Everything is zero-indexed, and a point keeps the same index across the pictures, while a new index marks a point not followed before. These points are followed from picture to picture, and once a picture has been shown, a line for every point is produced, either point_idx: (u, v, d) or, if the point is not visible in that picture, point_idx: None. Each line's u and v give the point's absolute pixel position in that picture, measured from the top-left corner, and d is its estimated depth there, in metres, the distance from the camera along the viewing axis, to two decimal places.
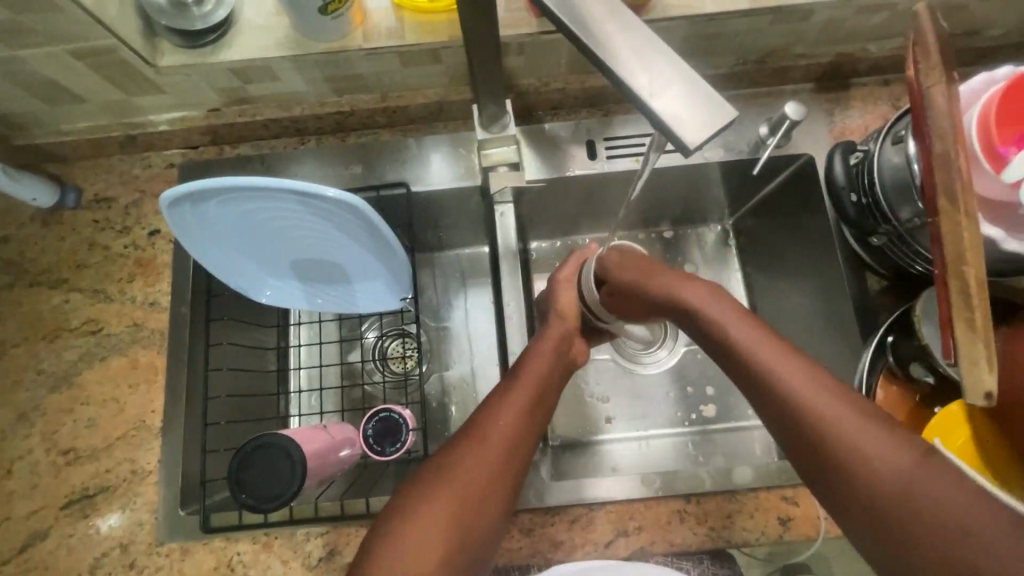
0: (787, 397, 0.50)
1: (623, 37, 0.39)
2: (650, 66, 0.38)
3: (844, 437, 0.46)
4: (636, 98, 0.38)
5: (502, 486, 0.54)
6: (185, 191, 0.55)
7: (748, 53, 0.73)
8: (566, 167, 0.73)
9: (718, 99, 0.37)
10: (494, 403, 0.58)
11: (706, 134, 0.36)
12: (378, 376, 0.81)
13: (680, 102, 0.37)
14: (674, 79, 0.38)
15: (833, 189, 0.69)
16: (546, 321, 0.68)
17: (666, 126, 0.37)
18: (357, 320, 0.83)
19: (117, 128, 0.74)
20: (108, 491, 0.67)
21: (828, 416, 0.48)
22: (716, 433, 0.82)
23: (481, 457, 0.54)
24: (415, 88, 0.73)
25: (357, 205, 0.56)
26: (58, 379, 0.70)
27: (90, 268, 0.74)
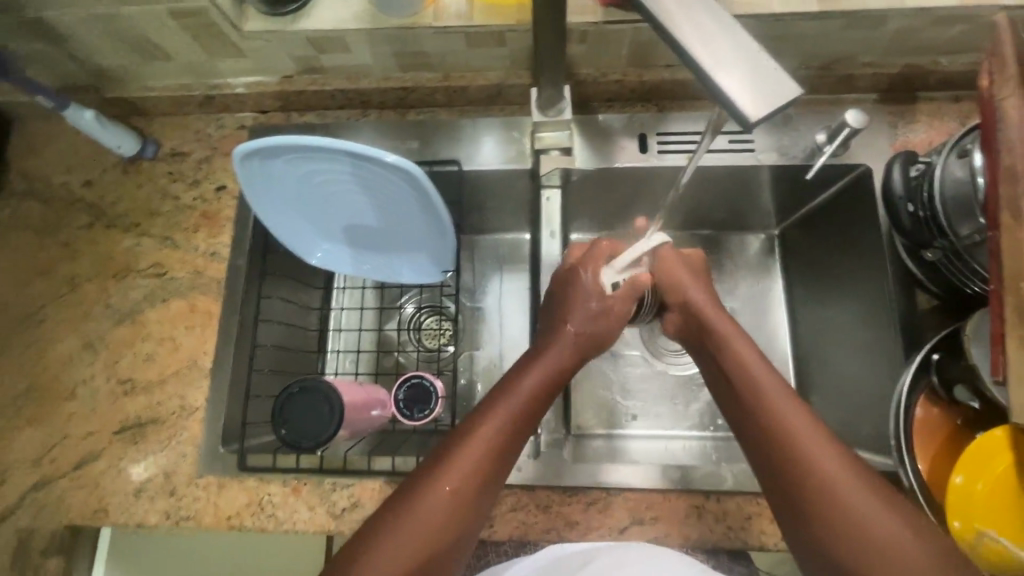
0: (782, 432, 0.52)
1: (686, 15, 0.40)
2: (717, 45, 0.39)
3: (825, 482, 0.49)
4: (701, 74, 0.39)
5: (494, 482, 0.54)
6: (259, 146, 0.60)
7: (814, 57, 0.72)
8: (621, 158, 0.74)
9: (779, 77, 0.38)
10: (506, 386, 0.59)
11: (770, 109, 0.37)
12: (411, 347, 0.85)
13: (747, 78, 0.38)
14: (739, 58, 0.38)
15: (888, 199, 0.66)
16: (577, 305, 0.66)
17: (728, 100, 0.37)
18: (398, 292, 0.86)
19: (196, 87, 0.79)
20: (157, 422, 0.72)
21: (820, 459, 0.50)
22: (739, 441, 0.81)
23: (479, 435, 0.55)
24: (477, 70, 0.75)
25: (412, 172, 0.60)
26: (123, 314, 0.76)
27: (161, 215, 0.79)
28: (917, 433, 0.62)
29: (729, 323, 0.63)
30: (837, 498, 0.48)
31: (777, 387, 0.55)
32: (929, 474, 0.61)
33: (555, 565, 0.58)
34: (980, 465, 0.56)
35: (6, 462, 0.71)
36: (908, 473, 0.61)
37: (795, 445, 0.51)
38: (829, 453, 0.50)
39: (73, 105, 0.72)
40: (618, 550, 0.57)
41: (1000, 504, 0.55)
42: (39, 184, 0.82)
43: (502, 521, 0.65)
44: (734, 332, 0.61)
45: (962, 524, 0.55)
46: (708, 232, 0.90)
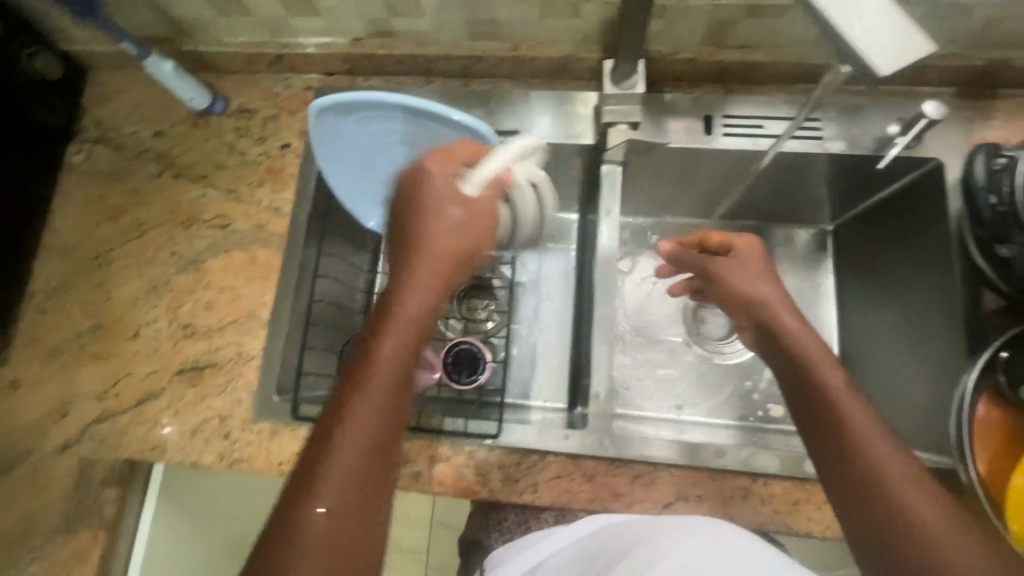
0: (841, 431, 0.53)
1: None
2: (854, 11, 0.42)
3: (883, 481, 0.49)
4: (836, 30, 0.42)
5: (389, 442, 0.50)
6: (334, 102, 0.62)
7: None
8: (685, 138, 0.74)
9: (912, 34, 0.41)
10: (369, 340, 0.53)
11: (904, 64, 0.41)
12: (453, 321, 0.85)
13: (882, 33, 0.41)
14: (874, 13, 0.42)
15: (968, 189, 0.66)
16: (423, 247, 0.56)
17: (864, 55, 0.41)
18: None
19: (268, 45, 0.80)
20: (215, 367, 0.74)
21: (880, 459, 0.50)
22: (774, 433, 0.83)
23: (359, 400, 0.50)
24: (546, 42, 0.75)
25: (479, 130, 0.61)
26: (187, 262, 0.78)
27: (227, 169, 0.81)
28: (979, 433, 0.61)
29: (799, 321, 0.62)
30: (891, 496, 0.49)
31: (844, 389, 0.55)
32: (990, 473, 0.60)
33: (596, 538, 0.60)
34: None
35: (74, 393, 0.75)
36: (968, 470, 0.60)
37: (850, 432, 0.52)
38: (890, 455, 0.51)
39: (154, 54, 0.74)
40: (646, 521, 0.58)
41: None
42: (111, 132, 0.84)
43: (547, 487, 0.66)
44: (809, 333, 0.60)
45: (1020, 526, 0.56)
46: (753, 223, 0.91)
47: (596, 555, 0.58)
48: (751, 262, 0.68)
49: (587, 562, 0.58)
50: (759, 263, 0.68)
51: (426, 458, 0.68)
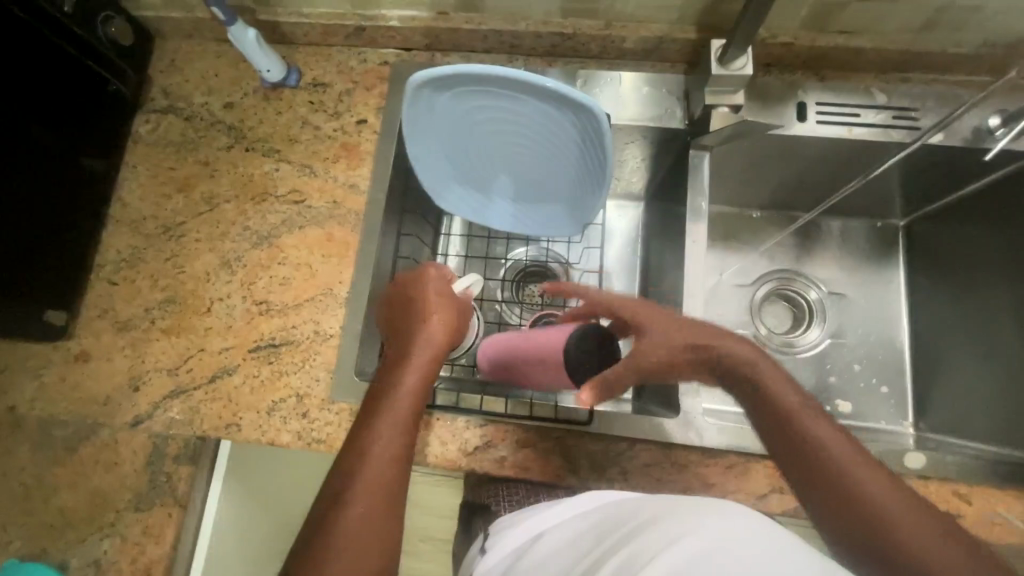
0: (830, 468, 0.52)
1: None
2: None
3: (873, 510, 0.50)
4: None
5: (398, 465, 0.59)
6: (426, 77, 0.61)
7: (998, 35, 0.69)
8: (781, 125, 0.73)
9: None
10: (401, 371, 0.63)
11: None
12: (517, 305, 0.86)
13: None
14: None
15: None
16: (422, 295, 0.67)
17: None
18: (506, 246, 0.89)
19: (349, 17, 0.78)
20: (291, 345, 0.72)
21: (867, 485, 0.51)
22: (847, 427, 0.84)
23: (388, 421, 0.60)
24: (640, 22, 0.73)
25: (575, 98, 0.58)
26: (260, 237, 0.77)
27: (301, 143, 0.80)
28: None
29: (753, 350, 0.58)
30: (882, 523, 0.49)
31: (813, 418, 0.55)
32: None
33: (609, 514, 0.54)
34: None
35: (144, 367, 0.73)
36: None
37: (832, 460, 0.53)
38: (879, 484, 0.51)
39: (239, 22, 0.72)
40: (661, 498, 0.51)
41: None
42: (179, 103, 0.82)
43: (637, 475, 0.65)
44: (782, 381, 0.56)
45: None
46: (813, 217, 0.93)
47: (619, 524, 0.50)
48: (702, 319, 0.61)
49: (606, 532, 0.51)
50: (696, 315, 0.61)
51: (512, 444, 0.67)
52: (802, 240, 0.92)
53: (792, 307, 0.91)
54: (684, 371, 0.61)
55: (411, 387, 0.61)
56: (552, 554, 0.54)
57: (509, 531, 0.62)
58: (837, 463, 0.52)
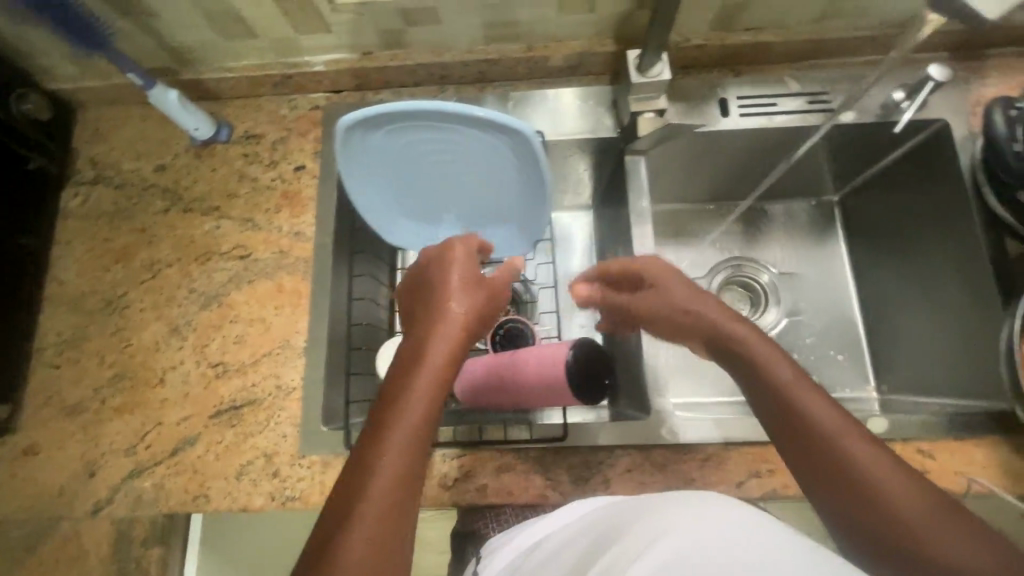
0: (836, 452, 0.47)
1: None
2: None
3: (883, 494, 0.44)
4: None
5: (421, 461, 0.49)
6: (357, 119, 0.62)
7: (889, 17, 0.74)
8: (705, 123, 0.76)
9: None
10: (407, 367, 0.53)
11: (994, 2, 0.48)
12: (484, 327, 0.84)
13: None
14: None
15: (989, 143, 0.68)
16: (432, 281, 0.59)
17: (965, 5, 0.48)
18: (465, 270, 0.88)
19: (273, 68, 0.78)
20: (253, 404, 0.70)
21: (870, 467, 0.46)
22: None
23: (399, 425, 0.49)
24: (561, 40, 0.75)
25: (503, 122, 0.59)
26: (209, 298, 0.75)
27: (240, 197, 0.78)
28: None
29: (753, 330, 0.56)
30: (890, 508, 0.44)
31: (812, 394, 0.51)
32: None
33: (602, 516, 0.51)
34: None
35: (99, 451, 0.69)
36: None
37: (830, 443, 0.48)
38: (891, 468, 0.46)
39: (159, 85, 0.71)
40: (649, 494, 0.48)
41: None
42: (108, 171, 0.80)
43: (619, 482, 0.65)
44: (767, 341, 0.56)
45: None
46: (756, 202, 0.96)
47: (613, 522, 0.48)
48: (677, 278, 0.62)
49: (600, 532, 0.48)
50: (676, 272, 0.63)
51: (492, 470, 0.66)
52: (749, 226, 0.96)
53: (750, 291, 0.93)
54: (664, 331, 0.63)
55: (427, 384, 0.52)
56: (547, 563, 0.52)
57: (499, 551, 0.61)
58: (849, 448, 0.47)
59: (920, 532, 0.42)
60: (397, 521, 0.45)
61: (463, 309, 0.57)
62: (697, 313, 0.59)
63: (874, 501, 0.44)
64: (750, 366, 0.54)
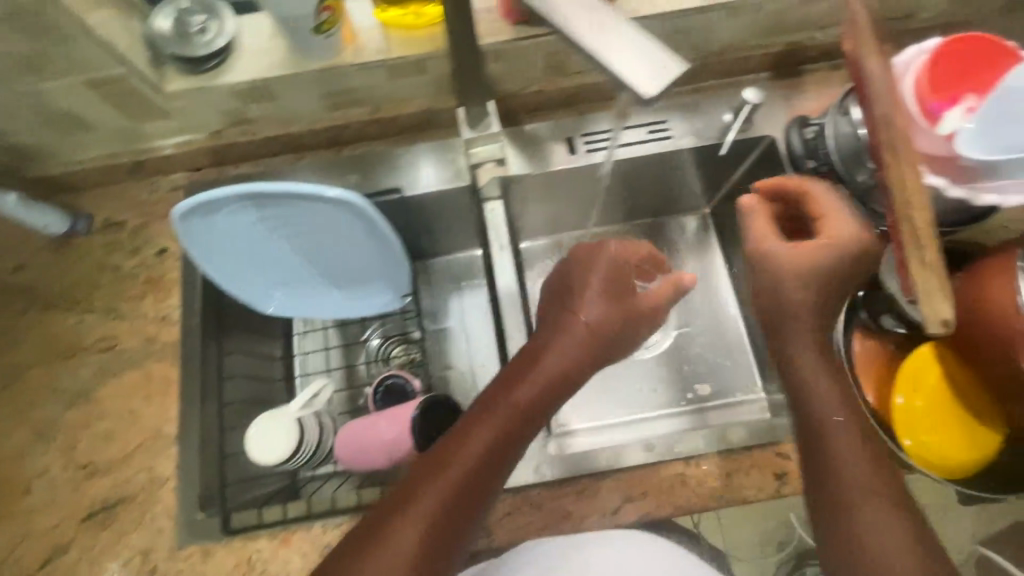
0: (835, 472, 0.54)
1: (585, 14, 0.50)
2: (615, 47, 0.48)
3: (853, 507, 0.52)
4: (601, 61, 0.48)
5: (479, 501, 0.55)
6: (200, 202, 0.62)
7: (707, 48, 0.79)
8: (552, 163, 0.79)
9: (661, 58, 0.48)
10: (478, 418, 0.58)
11: (653, 81, 0.47)
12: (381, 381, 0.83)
13: (636, 57, 0.48)
14: (628, 47, 0.48)
15: (792, 159, 0.72)
16: (573, 312, 0.62)
17: (625, 81, 0.48)
18: (359, 326, 0.86)
19: (124, 156, 0.78)
20: (127, 500, 0.69)
21: (858, 484, 0.53)
22: (711, 410, 0.90)
23: (449, 474, 0.54)
24: (405, 100, 0.77)
25: (355, 202, 0.62)
26: (76, 396, 0.73)
27: (103, 288, 0.77)
28: (858, 364, 0.67)
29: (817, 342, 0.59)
30: (847, 518, 0.52)
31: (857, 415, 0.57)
32: (880, 403, 0.65)
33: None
34: (914, 383, 0.63)
35: None
36: (859, 405, 0.65)
37: (841, 461, 0.54)
38: (883, 487, 0.53)
39: None
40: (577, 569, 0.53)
41: (940, 416, 0.62)
42: None
43: (498, 528, 0.66)
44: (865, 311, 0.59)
45: (913, 442, 0.62)
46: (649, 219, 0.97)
47: None
48: (847, 249, 0.58)
49: None
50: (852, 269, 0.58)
51: None
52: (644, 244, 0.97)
53: None
54: (749, 278, 0.64)
55: (490, 433, 0.56)
56: None
57: None
58: (872, 462, 0.54)
59: (865, 542, 0.51)
60: (429, 563, 0.51)
61: (596, 338, 0.62)
62: (800, 296, 0.59)
63: (847, 511, 0.52)
64: (790, 381, 0.59)
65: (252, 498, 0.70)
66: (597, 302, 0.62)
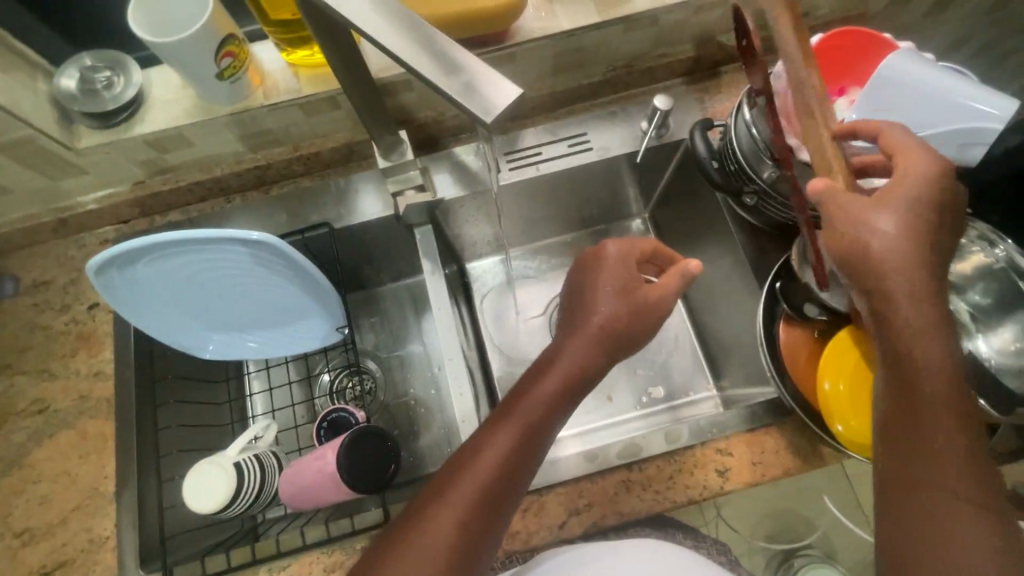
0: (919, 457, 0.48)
1: (409, 35, 0.41)
2: (447, 68, 0.40)
3: (935, 494, 0.47)
4: (431, 82, 0.40)
5: (504, 503, 0.53)
6: (114, 256, 0.60)
7: (615, 60, 0.81)
8: (479, 184, 0.80)
9: (498, 78, 0.39)
10: (495, 425, 0.56)
11: (488, 102, 0.38)
12: None
13: (470, 78, 0.39)
14: (460, 65, 0.40)
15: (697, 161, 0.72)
16: (601, 302, 0.61)
17: (460, 102, 0.39)
18: (310, 362, 0.86)
19: (47, 214, 0.77)
20: (66, 565, 0.67)
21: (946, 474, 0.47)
22: (681, 407, 0.90)
23: (469, 484, 0.53)
24: (325, 135, 0.78)
25: (276, 243, 0.62)
26: (9, 462, 0.71)
27: (33, 349, 0.76)
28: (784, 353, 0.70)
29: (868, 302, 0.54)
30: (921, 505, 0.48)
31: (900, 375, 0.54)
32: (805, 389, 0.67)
33: None
34: (837, 367, 0.65)
35: None
36: (789, 396, 0.67)
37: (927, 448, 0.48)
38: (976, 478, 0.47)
39: None
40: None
41: (863, 398, 0.62)
42: None
43: None
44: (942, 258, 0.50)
45: (844, 427, 0.62)
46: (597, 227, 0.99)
47: None
48: (927, 194, 0.47)
49: None
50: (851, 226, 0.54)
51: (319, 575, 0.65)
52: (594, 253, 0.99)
53: None
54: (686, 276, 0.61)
55: (509, 441, 0.55)
56: None
57: None
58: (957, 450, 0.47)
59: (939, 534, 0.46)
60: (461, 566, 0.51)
61: (616, 331, 0.60)
62: (897, 256, 0.46)
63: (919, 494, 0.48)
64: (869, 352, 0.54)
65: (199, 548, 0.69)
66: (617, 297, 0.61)
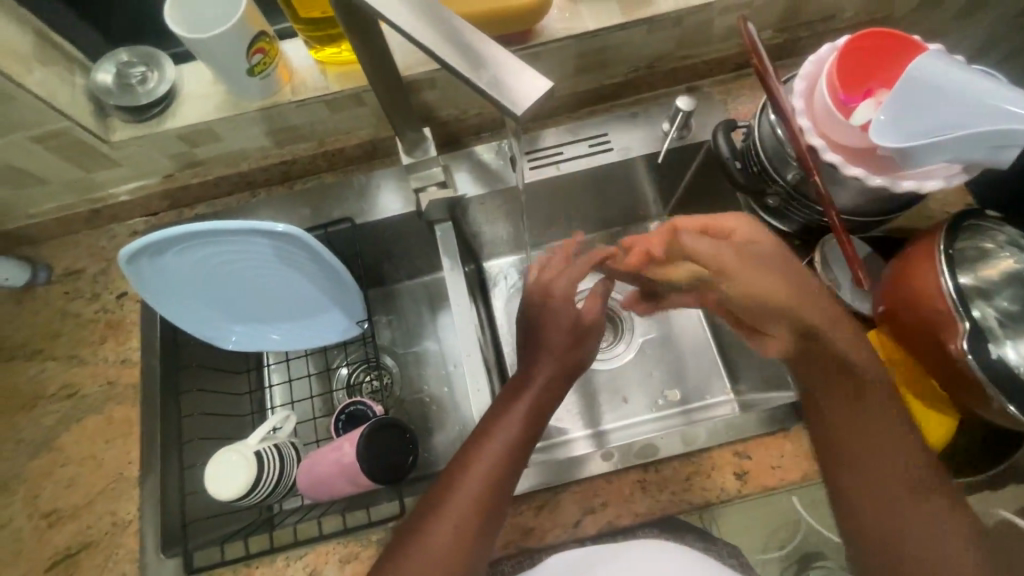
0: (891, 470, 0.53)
1: (437, 27, 0.42)
2: (476, 62, 0.41)
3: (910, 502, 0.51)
4: (461, 75, 0.40)
5: (505, 500, 0.56)
6: (145, 245, 0.62)
7: (638, 61, 0.81)
8: (500, 183, 0.81)
9: (528, 72, 0.40)
10: (488, 428, 0.59)
11: (518, 94, 0.39)
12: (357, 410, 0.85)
13: (499, 72, 0.40)
14: (489, 57, 0.40)
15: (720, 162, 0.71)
16: (547, 326, 0.65)
17: (490, 95, 0.39)
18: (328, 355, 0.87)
19: (80, 205, 0.80)
20: (90, 547, 0.69)
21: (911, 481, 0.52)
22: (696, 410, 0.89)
23: (470, 482, 0.55)
24: (348, 132, 0.80)
25: (302, 236, 0.63)
26: (39, 445, 0.73)
27: (63, 336, 0.78)
28: None
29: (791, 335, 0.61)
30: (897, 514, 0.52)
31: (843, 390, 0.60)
32: None
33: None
34: None
35: None
36: None
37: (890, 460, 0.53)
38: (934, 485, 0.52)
39: None
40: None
41: None
42: None
43: None
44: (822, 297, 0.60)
45: None
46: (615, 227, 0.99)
47: None
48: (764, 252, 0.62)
49: None
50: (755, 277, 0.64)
51: (335, 565, 0.66)
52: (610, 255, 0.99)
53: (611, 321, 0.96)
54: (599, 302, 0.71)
55: (503, 445, 0.57)
56: None
57: None
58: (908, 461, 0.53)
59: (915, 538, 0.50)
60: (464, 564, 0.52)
61: (571, 352, 0.64)
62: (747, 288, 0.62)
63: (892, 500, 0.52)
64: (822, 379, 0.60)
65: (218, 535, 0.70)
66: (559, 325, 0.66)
